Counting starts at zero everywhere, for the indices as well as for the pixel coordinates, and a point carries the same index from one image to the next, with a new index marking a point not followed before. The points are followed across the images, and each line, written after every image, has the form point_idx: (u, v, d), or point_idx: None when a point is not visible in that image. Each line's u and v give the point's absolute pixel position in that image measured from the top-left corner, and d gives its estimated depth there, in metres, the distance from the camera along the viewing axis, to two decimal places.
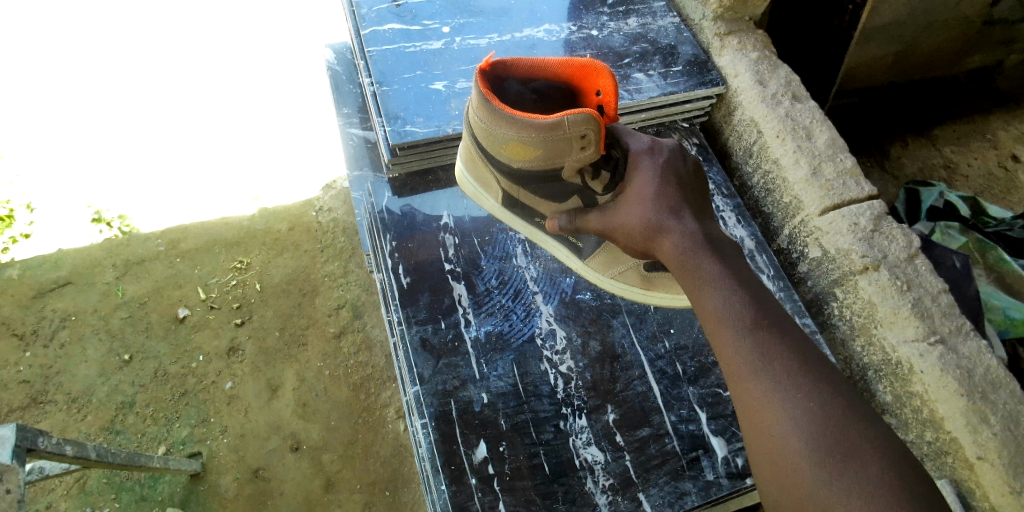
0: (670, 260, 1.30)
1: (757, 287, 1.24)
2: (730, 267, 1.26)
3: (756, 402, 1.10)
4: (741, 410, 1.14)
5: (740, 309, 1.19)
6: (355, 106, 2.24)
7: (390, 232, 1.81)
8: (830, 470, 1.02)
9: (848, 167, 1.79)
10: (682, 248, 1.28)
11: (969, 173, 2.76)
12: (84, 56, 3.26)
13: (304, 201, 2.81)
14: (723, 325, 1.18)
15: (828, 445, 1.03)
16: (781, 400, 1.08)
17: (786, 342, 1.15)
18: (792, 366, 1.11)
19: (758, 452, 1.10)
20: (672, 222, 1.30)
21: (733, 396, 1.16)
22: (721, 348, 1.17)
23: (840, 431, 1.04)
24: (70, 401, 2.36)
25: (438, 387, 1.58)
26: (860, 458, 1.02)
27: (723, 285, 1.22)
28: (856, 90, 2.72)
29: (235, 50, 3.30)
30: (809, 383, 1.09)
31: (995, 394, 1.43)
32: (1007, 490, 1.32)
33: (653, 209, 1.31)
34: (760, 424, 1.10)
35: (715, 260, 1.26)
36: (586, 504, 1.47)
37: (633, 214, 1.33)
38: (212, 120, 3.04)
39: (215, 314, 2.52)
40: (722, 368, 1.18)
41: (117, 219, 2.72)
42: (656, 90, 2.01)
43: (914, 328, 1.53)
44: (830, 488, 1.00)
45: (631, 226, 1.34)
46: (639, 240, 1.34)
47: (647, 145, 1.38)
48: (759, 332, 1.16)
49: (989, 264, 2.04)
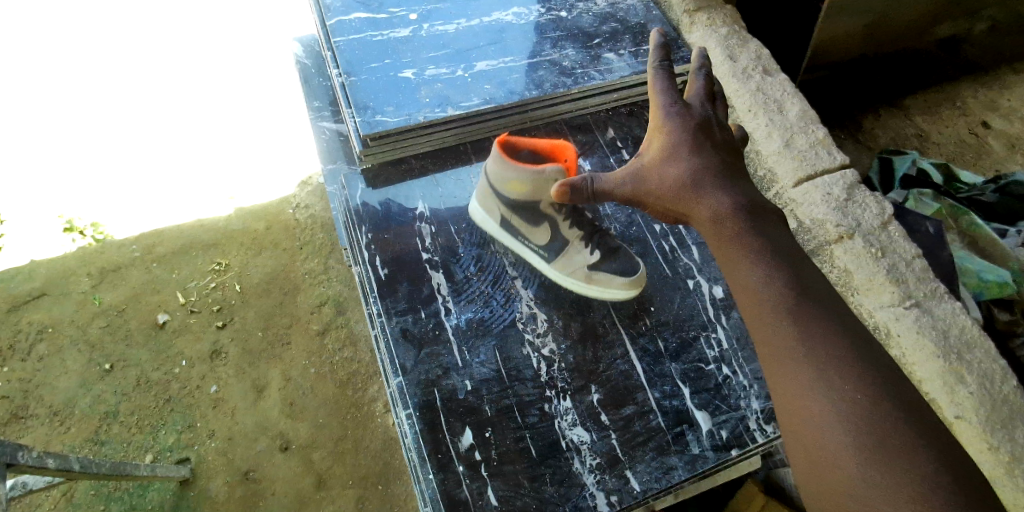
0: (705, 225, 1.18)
1: (800, 263, 1.11)
2: (773, 239, 1.13)
3: (798, 385, 0.97)
4: (782, 396, 0.99)
5: (781, 283, 1.06)
6: (325, 98, 2.18)
7: (366, 224, 1.80)
8: (883, 473, 0.88)
9: (820, 138, 1.80)
10: (716, 214, 1.17)
11: (940, 141, 2.79)
12: (34, 61, 3.14)
13: (281, 199, 2.77)
14: (764, 298, 1.05)
15: (874, 442, 0.90)
16: (824, 387, 0.95)
17: (833, 322, 1.01)
18: (839, 350, 0.98)
19: (798, 442, 0.96)
20: (705, 189, 1.20)
21: (770, 381, 1.03)
22: (762, 324, 1.05)
23: (890, 426, 0.91)
24: (51, 414, 2.32)
25: (421, 377, 1.57)
26: (914, 462, 0.88)
27: (763, 256, 1.10)
28: (828, 65, 2.79)
29: (200, 48, 3.21)
30: (859, 372, 0.96)
31: (970, 354, 1.47)
32: (986, 446, 1.37)
33: (684, 172, 1.22)
34: (799, 413, 0.96)
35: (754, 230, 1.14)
36: (574, 484, 1.48)
37: (662, 174, 1.23)
38: (181, 121, 2.97)
39: (196, 318, 2.48)
40: (756, 347, 1.06)
41: (89, 227, 2.66)
42: (627, 69, 2.02)
43: (890, 293, 1.55)
44: (877, 489, 0.87)
45: (661, 189, 1.24)
46: (668, 204, 1.23)
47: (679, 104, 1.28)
48: (803, 308, 1.02)
49: (962, 229, 2.06)
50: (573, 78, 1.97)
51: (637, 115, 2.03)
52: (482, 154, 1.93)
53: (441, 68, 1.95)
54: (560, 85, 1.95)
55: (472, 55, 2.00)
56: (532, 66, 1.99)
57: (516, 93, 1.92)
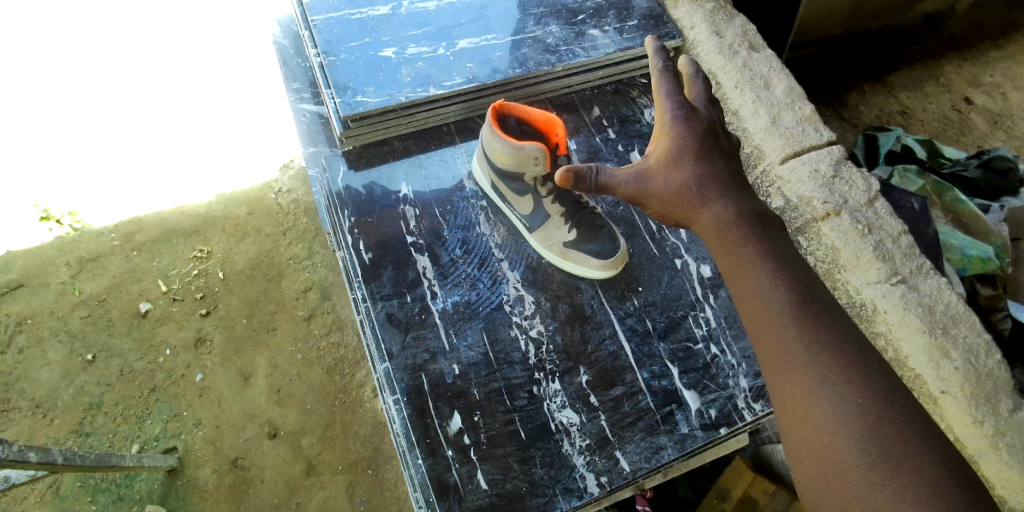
0: (709, 233, 1.21)
1: (803, 270, 1.14)
2: (777, 248, 1.16)
3: (804, 390, 1.02)
4: (785, 401, 1.04)
5: (786, 291, 1.10)
6: (305, 80, 2.11)
7: (349, 208, 1.76)
8: (888, 477, 0.93)
9: (806, 114, 1.79)
10: (721, 219, 1.20)
11: (924, 117, 2.79)
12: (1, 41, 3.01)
13: (262, 183, 2.71)
14: (769, 304, 1.09)
15: (879, 447, 0.95)
16: (829, 393, 1.00)
17: (835, 325, 1.06)
18: (843, 358, 1.02)
19: (803, 443, 1.01)
20: (710, 193, 1.23)
21: (771, 384, 1.07)
22: (766, 328, 1.08)
23: (892, 428, 0.96)
24: (34, 406, 2.28)
25: (408, 362, 1.56)
26: (914, 460, 0.93)
27: (768, 264, 1.13)
28: (814, 41, 2.82)
29: (172, 28, 3.10)
30: (862, 379, 1.00)
31: (956, 328, 1.49)
32: (970, 420, 1.39)
33: (689, 179, 1.24)
34: (804, 416, 1.01)
35: (758, 238, 1.17)
36: (564, 466, 1.48)
37: (668, 182, 1.25)
38: (155, 105, 2.87)
39: (179, 306, 2.44)
40: (757, 351, 1.10)
41: (66, 216, 2.59)
42: (612, 46, 1.98)
43: (876, 270, 1.55)
44: (882, 489, 0.92)
45: (665, 190, 1.25)
46: (672, 207, 1.25)
47: (684, 103, 1.29)
48: (805, 312, 1.07)
49: (945, 205, 2.06)
50: (558, 56, 1.93)
51: (622, 93, 2.03)
52: (466, 134, 1.91)
53: (421, 47, 1.91)
54: (545, 63, 1.92)
55: (453, 33, 1.96)
56: (516, 44, 1.95)
57: (500, 72, 1.88)
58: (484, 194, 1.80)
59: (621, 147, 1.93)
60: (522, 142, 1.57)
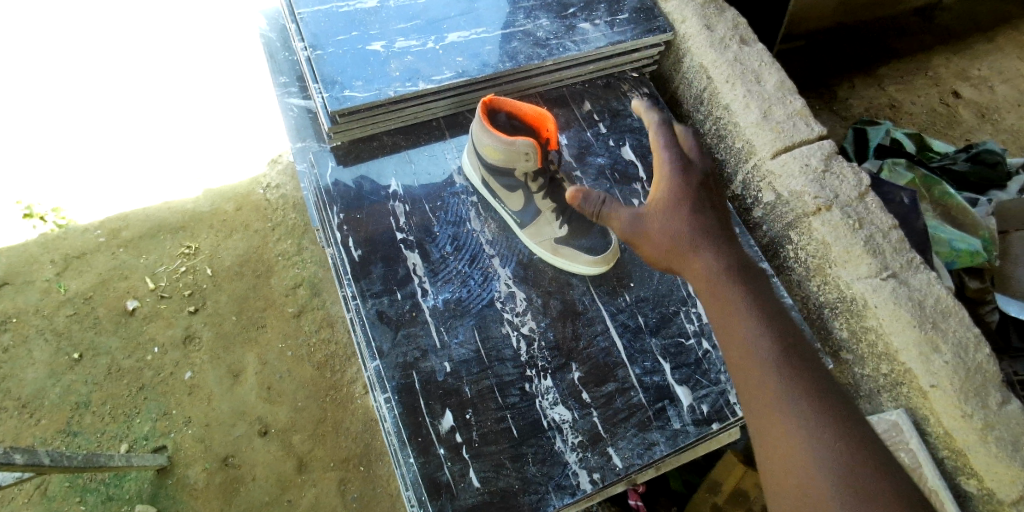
0: (698, 278, 1.21)
1: (788, 318, 1.15)
2: (763, 295, 1.16)
3: (784, 437, 1.02)
4: (766, 447, 1.04)
5: (770, 337, 1.10)
6: (292, 74, 2.08)
7: (338, 204, 1.74)
8: None
9: (797, 109, 1.78)
10: (711, 265, 1.20)
11: (913, 111, 2.79)
12: None
13: (250, 179, 2.68)
14: (753, 350, 1.09)
15: (857, 493, 0.96)
16: (809, 439, 1.01)
17: (818, 374, 1.07)
18: (824, 407, 1.03)
19: (781, 487, 1.01)
20: (701, 240, 1.23)
21: (753, 430, 1.07)
22: (749, 373, 1.08)
23: (868, 475, 0.97)
24: (20, 406, 2.25)
25: (398, 360, 1.55)
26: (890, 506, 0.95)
27: (754, 310, 1.14)
28: (806, 34, 2.89)
29: (157, 21, 3.05)
30: (841, 428, 1.01)
31: (945, 322, 1.49)
32: (959, 414, 1.40)
33: (682, 225, 1.24)
34: (784, 463, 1.01)
35: (746, 285, 1.17)
36: (556, 463, 1.47)
37: (662, 226, 1.26)
38: (140, 99, 2.82)
39: (166, 304, 2.41)
40: (739, 397, 1.10)
41: (50, 213, 2.55)
42: (603, 40, 1.96)
43: (867, 264, 1.55)
44: None
45: (659, 235, 1.26)
46: (664, 251, 1.26)
47: (680, 152, 1.32)
48: (790, 360, 1.08)
49: (935, 199, 2.06)
50: (548, 50, 1.91)
51: (613, 87, 2.02)
52: (456, 129, 1.90)
53: (410, 40, 1.89)
54: (535, 56, 1.89)
55: (442, 26, 1.94)
56: (506, 37, 1.93)
57: (489, 66, 1.86)
58: (475, 190, 1.79)
59: (612, 141, 1.92)
60: (513, 138, 1.57)
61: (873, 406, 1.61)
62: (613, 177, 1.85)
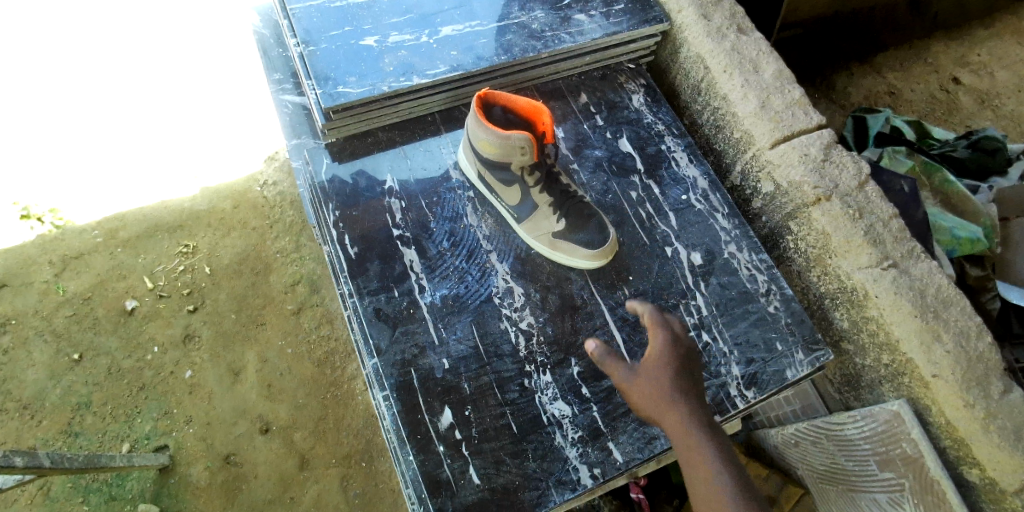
0: (683, 441, 1.19)
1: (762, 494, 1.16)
2: (742, 469, 1.17)
3: None
4: None
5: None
6: (286, 70, 2.07)
7: (333, 201, 1.73)
8: None
9: (796, 98, 1.76)
10: (690, 424, 1.20)
11: (912, 98, 2.77)
12: None
13: (246, 176, 2.66)
14: None
15: None
16: None
17: None
18: None
19: None
20: (682, 403, 1.21)
21: None
22: None
23: None
24: (21, 407, 2.24)
25: (397, 357, 1.54)
26: None
27: (736, 486, 1.14)
28: (800, 22, 2.76)
29: (150, 19, 3.02)
30: None
31: (947, 312, 1.48)
32: (961, 404, 1.39)
33: (673, 387, 1.22)
34: None
35: (727, 457, 1.17)
36: (557, 459, 1.46)
37: (654, 382, 1.23)
38: (135, 99, 2.80)
39: (165, 303, 2.41)
40: None
41: (47, 213, 2.54)
42: (598, 31, 1.94)
43: (868, 254, 1.54)
44: None
45: (651, 391, 1.22)
46: (654, 407, 1.22)
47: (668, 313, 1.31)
48: None
49: (934, 186, 2.05)
50: (543, 42, 1.89)
51: (609, 79, 2.00)
52: (452, 123, 1.88)
53: (404, 35, 1.87)
54: (530, 49, 1.87)
55: (436, 20, 1.92)
56: (500, 30, 1.91)
57: (484, 59, 1.84)
58: (471, 185, 1.78)
59: (609, 134, 1.90)
60: (508, 132, 1.56)
61: (875, 396, 1.60)
62: (611, 169, 1.84)
